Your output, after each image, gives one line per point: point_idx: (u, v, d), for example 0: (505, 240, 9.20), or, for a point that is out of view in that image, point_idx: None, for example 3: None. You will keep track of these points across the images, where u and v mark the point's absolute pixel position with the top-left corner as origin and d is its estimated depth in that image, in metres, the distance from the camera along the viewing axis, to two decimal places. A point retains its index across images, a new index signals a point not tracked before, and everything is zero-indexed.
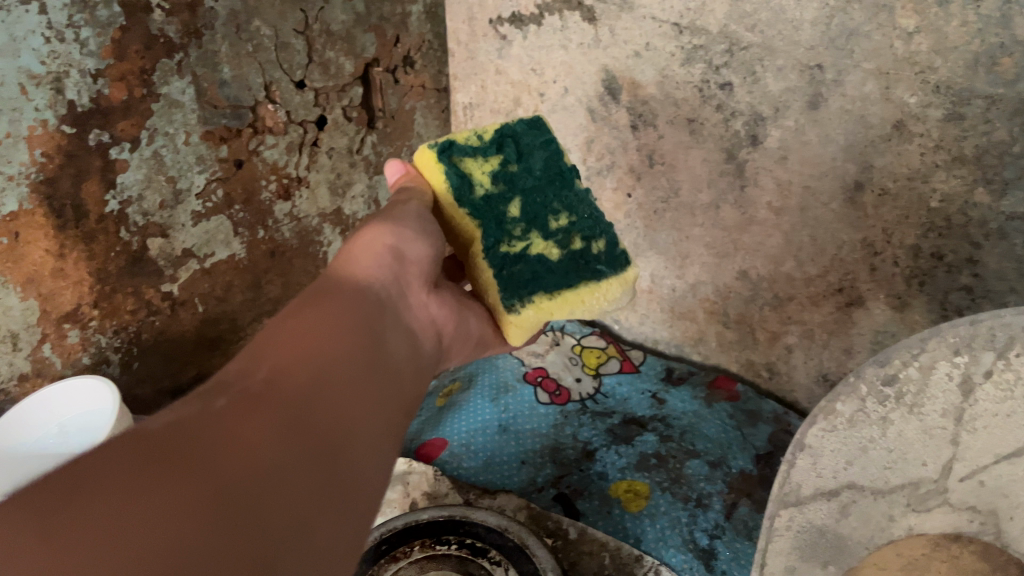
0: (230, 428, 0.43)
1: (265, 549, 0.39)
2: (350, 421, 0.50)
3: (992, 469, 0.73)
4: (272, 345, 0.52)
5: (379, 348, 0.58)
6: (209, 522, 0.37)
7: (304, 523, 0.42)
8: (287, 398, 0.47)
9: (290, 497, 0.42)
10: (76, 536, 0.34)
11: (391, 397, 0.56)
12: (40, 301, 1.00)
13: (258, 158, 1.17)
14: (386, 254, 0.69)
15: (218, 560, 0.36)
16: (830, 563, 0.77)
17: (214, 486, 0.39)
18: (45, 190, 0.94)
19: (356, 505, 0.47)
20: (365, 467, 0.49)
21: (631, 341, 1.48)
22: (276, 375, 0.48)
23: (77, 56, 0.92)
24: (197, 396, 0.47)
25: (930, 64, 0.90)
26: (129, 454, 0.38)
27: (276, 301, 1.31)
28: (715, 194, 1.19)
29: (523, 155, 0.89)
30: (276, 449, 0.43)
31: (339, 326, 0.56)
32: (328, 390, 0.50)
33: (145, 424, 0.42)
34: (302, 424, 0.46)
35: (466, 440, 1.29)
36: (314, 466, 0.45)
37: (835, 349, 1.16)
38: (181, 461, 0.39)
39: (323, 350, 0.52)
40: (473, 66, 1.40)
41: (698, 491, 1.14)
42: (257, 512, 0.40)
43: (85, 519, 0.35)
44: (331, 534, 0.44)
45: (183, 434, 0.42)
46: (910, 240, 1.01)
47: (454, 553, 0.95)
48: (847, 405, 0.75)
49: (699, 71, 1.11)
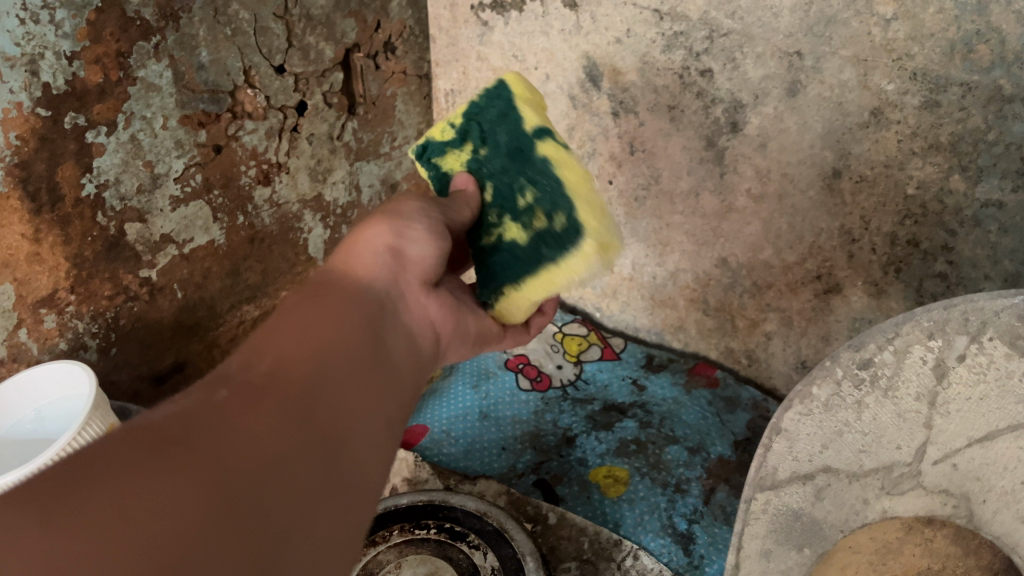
0: (234, 419, 0.43)
1: (264, 545, 0.39)
2: (354, 415, 0.50)
3: (966, 452, 0.75)
4: (276, 335, 0.51)
5: (384, 343, 0.57)
6: (211, 517, 0.37)
7: (304, 516, 0.42)
8: (290, 391, 0.47)
9: (292, 493, 0.42)
10: (76, 526, 0.34)
11: (394, 390, 0.56)
12: (16, 286, 0.99)
13: (237, 143, 1.17)
14: (386, 257, 0.63)
15: (219, 552, 0.36)
16: (805, 546, 0.78)
17: (216, 480, 0.39)
18: (19, 174, 0.93)
19: (355, 500, 0.47)
20: (366, 463, 0.49)
21: (612, 329, 1.48)
22: (279, 366, 0.48)
23: (53, 38, 0.91)
24: (199, 387, 0.47)
25: (908, 51, 0.91)
26: (131, 448, 0.39)
27: (255, 288, 1.31)
28: (695, 181, 1.19)
29: (489, 134, 0.85)
30: (279, 442, 0.43)
31: (342, 320, 0.54)
32: (332, 382, 0.50)
33: (148, 416, 0.42)
34: (306, 417, 0.46)
35: (446, 427, 1.30)
36: (316, 459, 0.45)
37: (812, 336, 1.17)
38: (184, 454, 0.39)
39: (329, 341, 0.52)
40: (454, 53, 1.39)
41: (677, 477, 1.15)
42: (258, 507, 0.40)
43: (83, 510, 0.35)
44: (331, 530, 0.44)
45: (184, 428, 0.41)
46: (887, 228, 1.02)
47: (433, 537, 0.95)
48: (823, 389, 0.75)
49: (679, 58, 1.11)
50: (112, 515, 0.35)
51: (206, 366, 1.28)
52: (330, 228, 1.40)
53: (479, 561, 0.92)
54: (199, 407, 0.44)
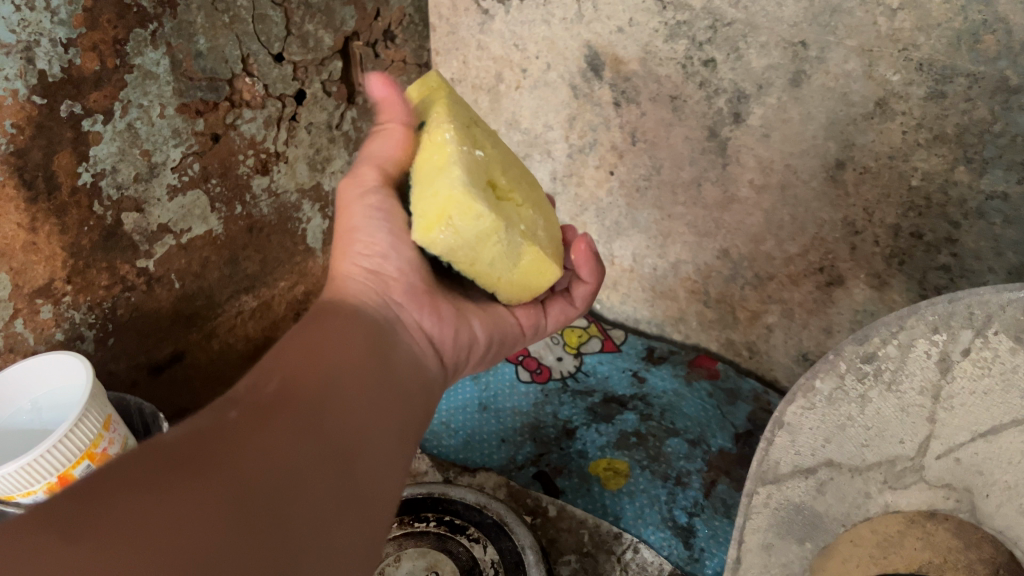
0: (255, 432, 0.51)
1: (286, 544, 0.46)
2: (359, 433, 0.58)
3: (969, 446, 0.74)
4: (284, 365, 0.60)
5: (378, 360, 0.67)
6: (236, 518, 0.45)
7: (319, 518, 0.50)
8: (299, 407, 0.55)
9: (308, 499, 0.50)
10: (123, 526, 0.42)
11: (393, 410, 0.65)
12: (12, 275, 0.97)
13: (234, 132, 1.16)
14: (369, 279, 0.76)
15: (244, 550, 0.44)
16: (807, 539, 0.78)
17: (235, 488, 0.47)
18: (16, 162, 0.91)
19: (365, 509, 0.55)
20: (372, 476, 0.57)
21: (612, 320, 1.47)
22: (284, 389, 0.57)
23: (48, 25, 0.90)
24: (216, 410, 0.55)
25: (914, 41, 0.89)
26: (164, 463, 0.47)
27: (253, 278, 1.30)
28: (697, 172, 1.18)
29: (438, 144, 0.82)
30: (295, 455, 0.51)
31: (341, 343, 0.65)
32: (337, 404, 0.58)
33: (178, 438, 0.50)
34: (315, 434, 0.54)
35: (446, 418, 1.29)
36: (328, 469, 0.53)
37: (814, 328, 1.16)
38: (210, 466, 0.47)
39: (329, 370, 0.61)
40: (454, 42, 1.38)
41: (677, 469, 1.14)
42: (279, 511, 0.48)
43: (128, 511, 0.43)
44: (347, 535, 0.51)
45: (206, 444, 0.49)
46: (891, 220, 1.01)
47: (432, 531, 0.94)
48: (825, 382, 0.76)
49: (682, 47, 1.10)
50: (149, 516, 0.43)
51: (204, 357, 1.27)
52: (329, 218, 1.39)
53: (479, 554, 0.91)
54: (222, 422, 0.52)
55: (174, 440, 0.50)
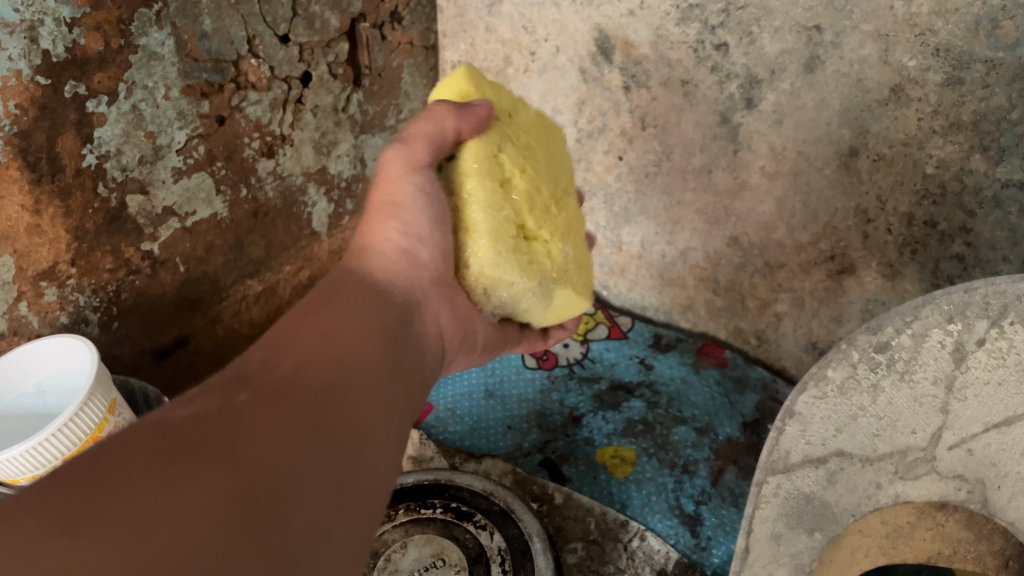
0: (259, 425, 0.50)
1: (288, 542, 0.45)
2: (366, 427, 0.57)
3: (981, 437, 0.73)
4: (290, 353, 0.59)
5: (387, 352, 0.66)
6: (235, 513, 0.44)
7: (322, 520, 0.48)
8: (304, 400, 0.54)
9: (312, 494, 0.49)
10: (117, 520, 0.41)
11: (401, 402, 0.64)
12: (16, 258, 0.96)
13: (240, 114, 1.14)
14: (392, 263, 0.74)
15: (244, 546, 0.43)
16: (816, 530, 0.77)
17: (235, 481, 0.46)
18: (20, 143, 0.90)
19: (372, 507, 0.54)
20: (380, 471, 0.56)
21: (620, 307, 1.46)
22: (290, 380, 0.56)
23: (52, 4, 0.88)
24: (218, 397, 0.54)
25: (931, 27, 0.88)
26: (164, 453, 0.46)
27: (258, 262, 1.29)
28: (707, 158, 1.17)
29: None
30: (299, 449, 0.50)
31: (349, 333, 0.64)
32: (343, 396, 0.57)
33: (179, 426, 0.49)
34: (320, 427, 0.53)
35: (452, 404, 1.29)
36: (333, 462, 0.52)
37: (824, 317, 1.15)
38: (211, 458, 0.47)
39: (336, 361, 0.59)
40: (462, 24, 1.36)
41: (684, 458, 1.14)
42: (282, 507, 0.47)
43: (123, 505, 0.42)
44: (352, 532, 0.50)
45: (208, 435, 0.48)
46: (904, 208, 1.00)
47: (440, 517, 0.94)
48: (838, 371, 0.75)
49: (694, 31, 1.08)
50: (143, 507, 0.42)
51: (208, 341, 1.26)
52: (334, 202, 1.38)
53: (486, 541, 0.91)
54: (226, 410, 0.51)
55: (180, 428, 0.49)
